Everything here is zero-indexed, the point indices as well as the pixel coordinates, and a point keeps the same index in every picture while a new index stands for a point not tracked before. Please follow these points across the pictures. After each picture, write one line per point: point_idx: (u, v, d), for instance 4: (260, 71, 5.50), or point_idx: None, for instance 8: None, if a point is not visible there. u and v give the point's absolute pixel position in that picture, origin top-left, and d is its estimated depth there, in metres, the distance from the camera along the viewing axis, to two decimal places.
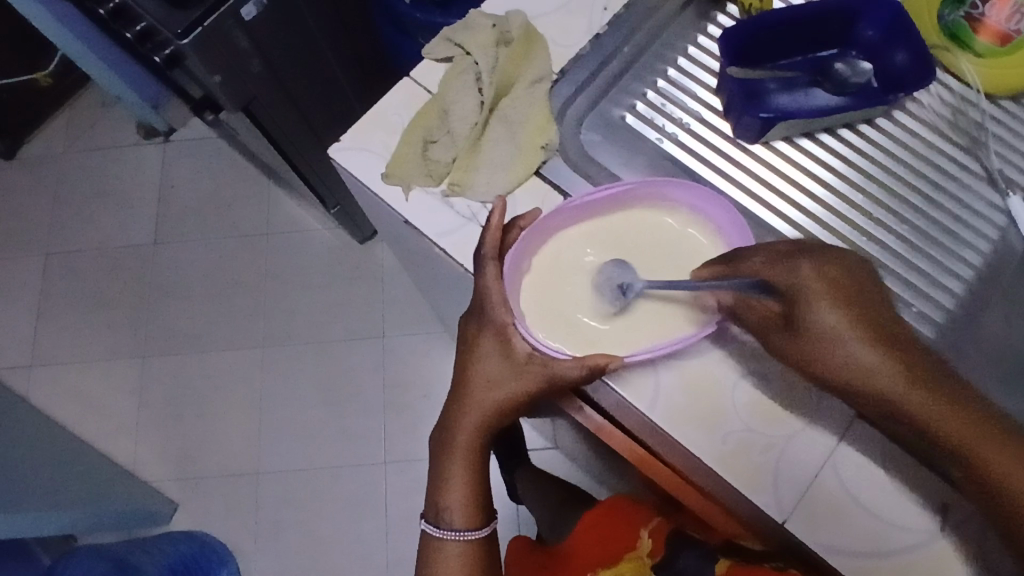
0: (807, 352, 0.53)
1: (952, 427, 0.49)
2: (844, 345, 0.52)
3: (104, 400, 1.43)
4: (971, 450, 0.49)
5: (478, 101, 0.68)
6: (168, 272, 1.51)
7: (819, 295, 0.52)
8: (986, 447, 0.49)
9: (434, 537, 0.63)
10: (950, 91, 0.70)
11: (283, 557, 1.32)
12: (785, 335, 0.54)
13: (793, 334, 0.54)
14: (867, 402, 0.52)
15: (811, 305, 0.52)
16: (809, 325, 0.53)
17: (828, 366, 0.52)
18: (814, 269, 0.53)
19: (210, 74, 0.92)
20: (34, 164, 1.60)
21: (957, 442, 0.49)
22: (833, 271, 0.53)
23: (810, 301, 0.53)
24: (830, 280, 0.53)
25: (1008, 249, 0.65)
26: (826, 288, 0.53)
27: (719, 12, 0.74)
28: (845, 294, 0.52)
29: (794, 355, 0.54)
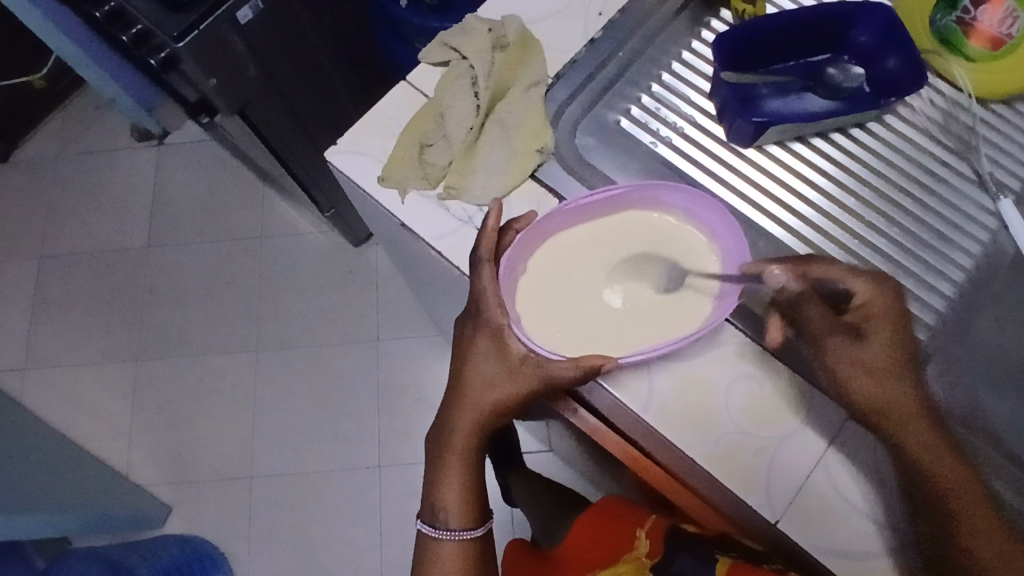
0: (860, 359, 0.56)
1: (950, 472, 0.54)
2: (894, 367, 0.56)
3: (97, 403, 1.43)
4: (958, 498, 0.54)
5: (473, 105, 0.68)
6: (162, 275, 1.51)
7: (893, 320, 0.57)
8: (971, 499, 0.54)
9: (430, 536, 0.63)
10: (940, 96, 0.71)
11: (276, 560, 1.32)
12: (840, 340, 0.57)
13: (853, 342, 0.57)
14: (893, 422, 0.55)
15: (883, 325, 0.57)
16: (870, 338, 0.57)
17: (873, 377, 0.56)
18: (888, 298, 0.58)
19: (206, 77, 0.93)
20: (27, 167, 1.60)
21: (950, 486, 0.54)
22: (897, 308, 0.58)
23: (883, 321, 0.57)
24: (894, 314, 0.57)
25: (999, 251, 0.66)
26: (891, 318, 0.57)
27: (713, 16, 0.74)
28: (898, 331, 0.57)
29: (843, 359, 0.56)
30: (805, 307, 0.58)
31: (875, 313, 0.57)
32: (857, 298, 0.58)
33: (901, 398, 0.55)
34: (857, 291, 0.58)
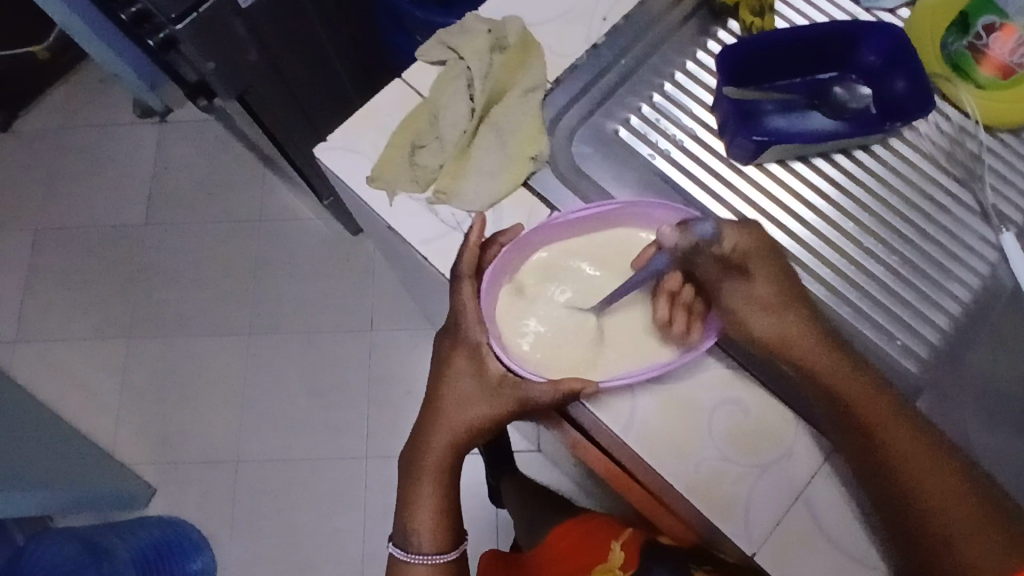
0: (760, 295, 0.57)
1: (869, 402, 0.54)
2: (789, 297, 0.57)
3: (87, 379, 1.42)
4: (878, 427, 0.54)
5: (468, 108, 0.67)
6: (157, 254, 1.50)
7: (768, 252, 0.57)
8: (891, 427, 0.54)
9: (401, 560, 0.61)
10: (948, 121, 0.68)
11: (259, 546, 1.32)
12: (735, 282, 0.57)
13: (744, 283, 0.57)
14: (801, 359, 0.56)
15: (763, 258, 0.57)
16: (758, 277, 0.57)
17: (771, 314, 0.57)
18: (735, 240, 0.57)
19: (205, 59, 0.91)
20: (28, 138, 1.58)
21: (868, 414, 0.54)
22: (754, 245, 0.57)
23: (760, 252, 0.57)
24: (756, 252, 0.57)
25: (997, 284, 0.64)
26: (754, 256, 0.57)
27: (720, 27, 0.72)
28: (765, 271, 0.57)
29: (744, 300, 0.57)
30: (695, 259, 0.57)
31: (751, 251, 0.57)
32: (728, 242, 0.57)
33: (802, 330, 0.56)
34: (727, 236, 0.57)
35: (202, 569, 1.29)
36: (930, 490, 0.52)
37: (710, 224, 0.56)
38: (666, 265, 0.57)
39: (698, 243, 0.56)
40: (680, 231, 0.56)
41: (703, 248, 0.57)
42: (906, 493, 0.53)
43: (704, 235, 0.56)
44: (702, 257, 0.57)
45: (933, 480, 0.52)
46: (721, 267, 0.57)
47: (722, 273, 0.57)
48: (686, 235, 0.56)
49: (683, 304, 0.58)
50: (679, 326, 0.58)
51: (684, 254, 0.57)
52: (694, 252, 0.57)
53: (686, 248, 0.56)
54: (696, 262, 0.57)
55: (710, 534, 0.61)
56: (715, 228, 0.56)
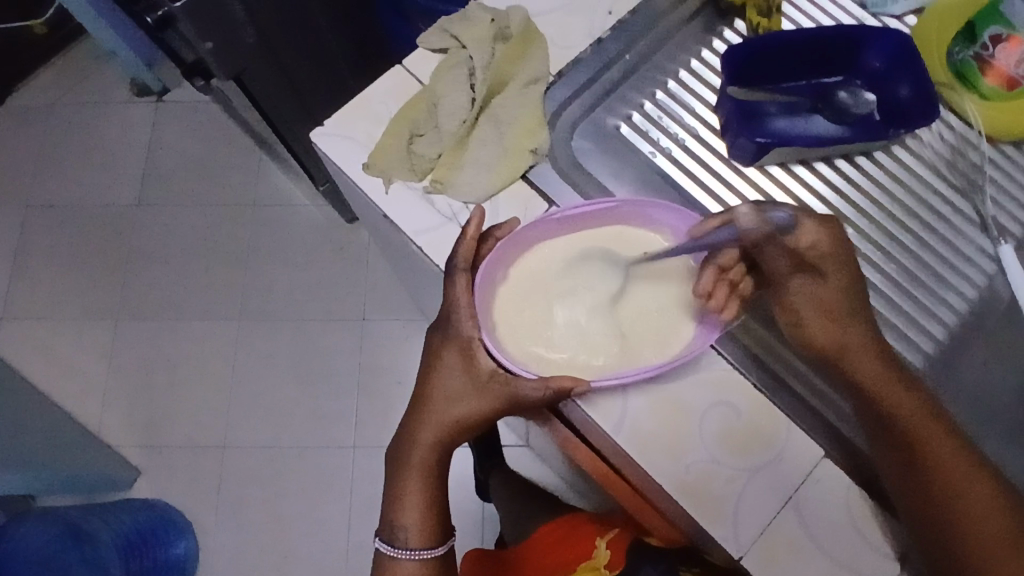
0: (821, 301, 0.57)
1: (913, 411, 0.55)
2: (851, 308, 0.57)
3: (74, 360, 1.41)
4: (918, 436, 0.54)
5: (468, 98, 0.66)
6: (149, 236, 1.48)
7: (841, 251, 0.57)
8: (933, 437, 0.54)
9: (387, 556, 0.60)
10: (952, 131, 0.68)
11: (243, 533, 1.31)
12: (803, 279, 0.58)
13: (817, 281, 0.57)
14: (852, 363, 0.56)
15: (835, 258, 0.57)
16: (830, 274, 0.57)
17: (828, 317, 0.57)
18: (809, 236, 0.57)
19: (201, 40, 0.90)
20: (20, 114, 1.56)
21: (912, 423, 0.54)
22: (832, 244, 0.57)
23: (833, 253, 0.57)
24: (829, 253, 0.57)
25: (994, 296, 0.64)
26: (828, 255, 0.57)
27: (726, 26, 0.72)
28: (840, 271, 0.57)
29: (809, 299, 0.57)
30: (763, 248, 0.58)
31: (825, 249, 0.57)
32: (805, 237, 0.57)
33: (859, 339, 0.56)
34: (806, 227, 0.57)
35: (184, 554, 1.28)
36: (964, 499, 0.52)
37: (786, 212, 0.57)
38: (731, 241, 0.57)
39: (770, 232, 0.57)
40: (758, 215, 0.57)
41: (778, 237, 0.57)
42: (944, 501, 0.52)
43: (780, 221, 0.57)
44: (771, 246, 0.57)
45: (976, 491, 0.52)
46: (792, 262, 0.58)
47: (792, 271, 0.58)
48: (763, 216, 0.57)
49: (729, 280, 0.57)
50: (717, 300, 0.57)
51: (754, 241, 0.57)
52: (766, 240, 0.57)
53: (758, 237, 0.57)
54: (764, 252, 0.58)
55: (697, 534, 0.60)
56: (794, 218, 0.57)
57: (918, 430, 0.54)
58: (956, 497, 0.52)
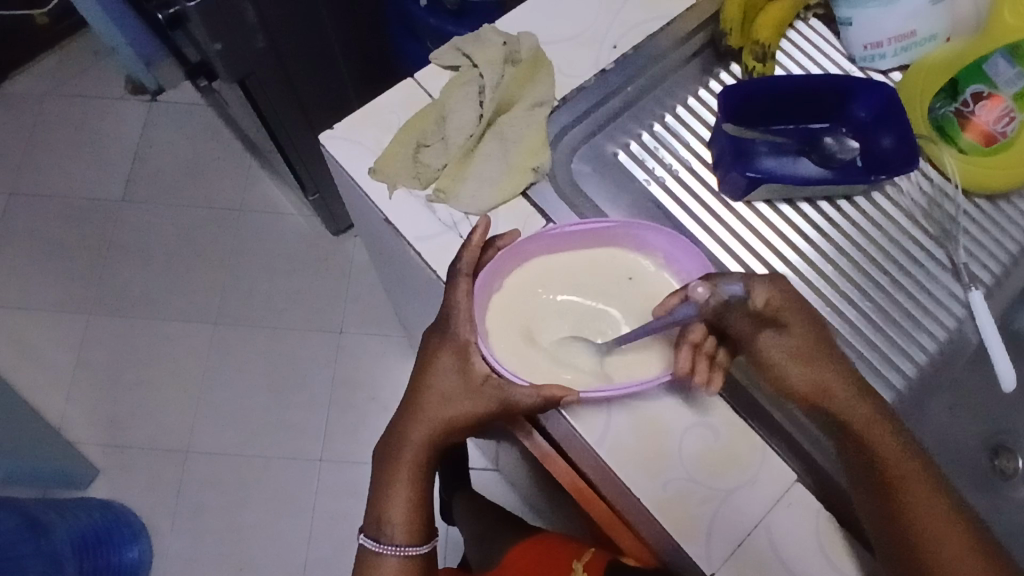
0: (792, 347, 0.58)
1: (892, 456, 0.56)
2: (823, 348, 0.59)
3: (41, 351, 1.39)
4: (895, 477, 0.55)
5: (476, 114, 0.68)
6: (131, 232, 1.48)
7: (795, 300, 0.59)
8: (908, 480, 0.55)
9: (372, 552, 0.60)
10: (930, 182, 0.72)
11: (200, 539, 1.28)
12: (770, 334, 0.58)
13: (778, 334, 0.58)
14: (838, 408, 0.57)
15: (794, 308, 0.59)
16: (793, 327, 0.58)
17: (807, 365, 0.58)
18: (765, 297, 0.58)
19: (212, 41, 0.92)
20: (11, 101, 1.56)
21: (891, 466, 0.56)
22: (787, 303, 0.58)
23: (790, 301, 0.59)
24: (790, 308, 0.59)
25: (962, 338, 0.68)
26: (788, 313, 0.58)
27: (722, 69, 0.76)
28: (801, 327, 0.58)
29: (782, 353, 0.58)
30: (727, 315, 0.58)
31: (783, 305, 0.58)
32: (760, 297, 0.58)
33: (837, 377, 0.58)
34: (758, 292, 0.58)
35: (138, 559, 1.26)
36: (939, 543, 0.53)
37: (738, 283, 0.58)
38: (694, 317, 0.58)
39: (727, 302, 0.58)
40: (711, 287, 0.57)
41: (734, 306, 0.58)
42: (921, 543, 0.53)
43: (733, 293, 0.58)
44: (731, 311, 0.58)
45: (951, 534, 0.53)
46: (754, 322, 0.59)
47: (756, 328, 0.59)
48: (716, 293, 0.57)
49: (706, 354, 0.58)
50: (701, 377, 0.58)
51: (716, 311, 0.58)
52: (726, 309, 0.58)
53: (715, 306, 0.58)
54: (728, 320, 0.59)
55: (670, 551, 0.62)
56: (745, 286, 0.58)
57: (898, 471, 0.55)
58: (932, 539, 0.53)
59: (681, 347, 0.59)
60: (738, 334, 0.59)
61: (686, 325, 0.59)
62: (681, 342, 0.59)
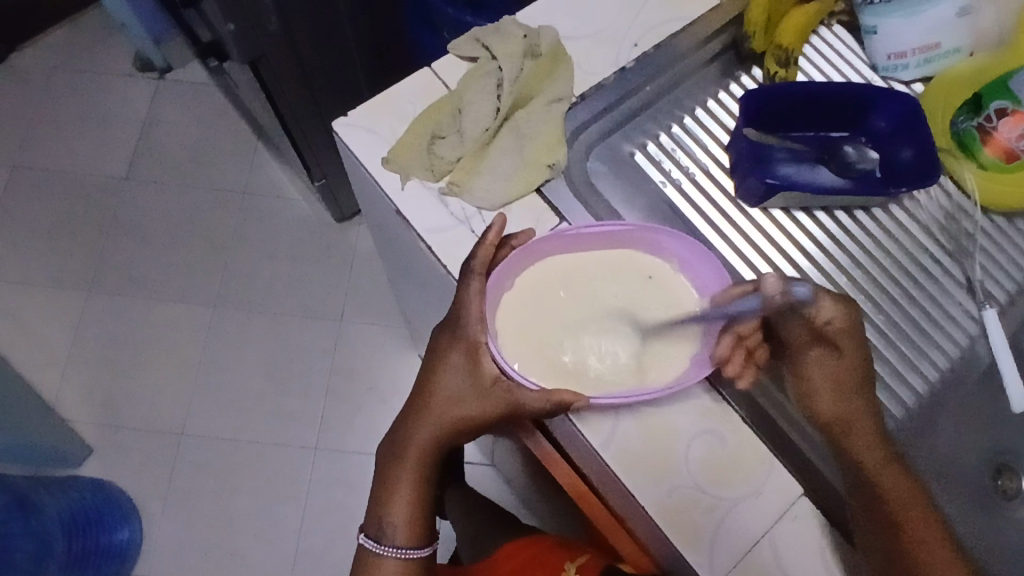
0: (840, 371, 0.58)
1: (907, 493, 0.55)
2: (862, 381, 0.58)
3: (38, 327, 1.37)
4: (905, 516, 0.54)
5: (493, 107, 0.67)
6: (132, 211, 1.46)
7: (857, 329, 0.58)
8: (922, 519, 0.54)
9: (372, 553, 0.59)
10: (948, 198, 0.71)
11: (191, 523, 1.28)
12: (818, 352, 0.59)
13: (831, 356, 0.58)
14: (864, 437, 0.57)
15: (853, 334, 0.58)
16: (847, 350, 0.58)
17: (842, 390, 0.58)
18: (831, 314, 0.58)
19: (225, 21, 0.91)
20: (17, 73, 1.54)
21: (902, 506, 0.55)
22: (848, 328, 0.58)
23: (851, 328, 0.58)
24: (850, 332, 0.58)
25: (974, 358, 0.67)
26: (845, 337, 0.58)
27: (743, 72, 0.75)
28: (857, 353, 0.58)
29: (823, 373, 0.58)
30: (787, 318, 0.59)
31: (843, 327, 0.58)
32: (824, 313, 0.58)
33: (865, 413, 0.58)
34: (825, 307, 0.58)
35: (128, 540, 1.25)
36: None
37: (809, 289, 0.57)
38: (755, 310, 0.58)
39: (792, 304, 0.58)
40: (783, 285, 0.57)
41: (796, 312, 0.58)
42: None
43: (800, 298, 0.57)
44: (793, 317, 0.59)
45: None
46: (812, 334, 0.59)
47: (810, 341, 0.59)
48: (787, 292, 0.57)
49: (746, 347, 0.59)
50: (733, 366, 0.58)
51: (775, 309, 0.58)
52: (788, 312, 0.59)
53: (780, 305, 0.58)
54: (786, 321, 0.59)
55: (671, 559, 0.61)
56: (815, 296, 0.57)
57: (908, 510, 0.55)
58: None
59: (722, 335, 0.58)
60: (791, 341, 0.60)
61: (738, 317, 0.59)
62: (725, 331, 0.59)
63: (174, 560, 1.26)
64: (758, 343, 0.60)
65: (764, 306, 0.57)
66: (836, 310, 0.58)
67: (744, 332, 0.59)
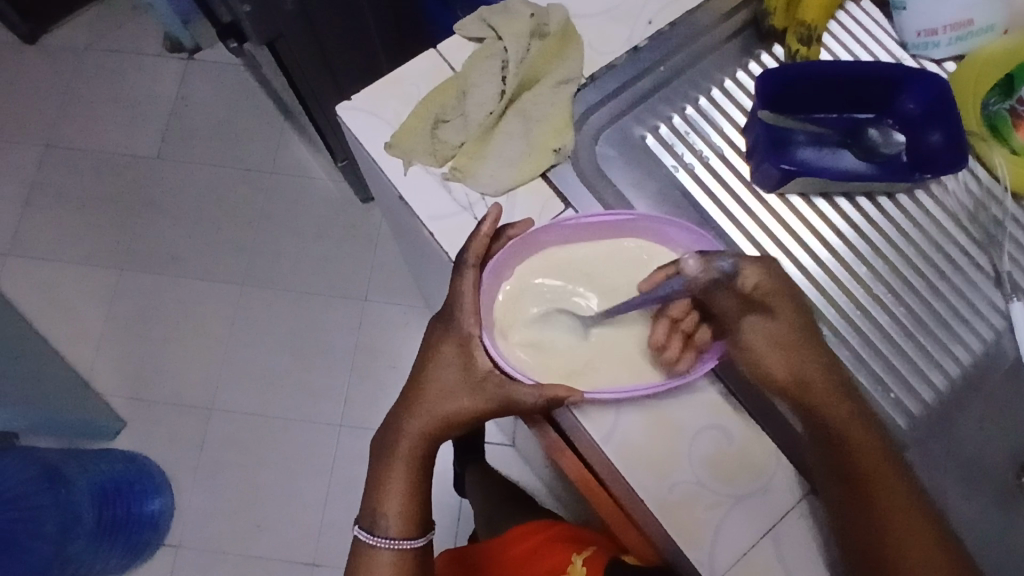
0: (776, 332, 0.56)
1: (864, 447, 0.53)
2: (808, 340, 0.56)
3: (73, 303, 1.41)
4: (873, 477, 0.53)
5: (498, 90, 0.66)
6: (162, 190, 1.48)
7: (785, 287, 0.56)
8: (882, 474, 0.53)
9: (367, 544, 0.60)
10: (977, 182, 0.68)
11: (219, 496, 1.31)
12: (754, 319, 0.56)
13: (768, 320, 0.56)
14: (815, 398, 0.55)
15: (782, 295, 0.56)
16: (781, 313, 0.56)
17: (787, 351, 0.56)
18: (752, 282, 0.55)
19: (241, 2, 0.89)
20: (52, 54, 1.57)
21: (867, 460, 0.53)
22: (777, 293, 0.56)
23: (780, 289, 0.56)
24: (780, 297, 0.56)
25: (999, 354, 0.64)
26: (774, 303, 0.56)
27: (764, 50, 0.71)
28: (792, 315, 0.56)
29: (761, 337, 0.56)
30: (714, 294, 0.56)
31: (771, 290, 0.56)
32: (749, 280, 0.55)
33: (818, 374, 0.55)
34: (748, 274, 0.55)
35: (159, 511, 1.29)
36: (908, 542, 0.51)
37: (730, 259, 0.55)
38: (680, 291, 0.56)
39: (716, 278, 0.55)
40: (704, 263, 0.55)
41: (721, 283, 0.56)
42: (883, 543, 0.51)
43: (723, 269, 0.55)
44: (718, 291, 0.56)
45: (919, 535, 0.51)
46: (741, 302, 0.56)
47: (741, 310, 0.57)
48: (708, 267, 0.55)
49: (683, 331, 0.57)
50: (672, 352, 0.57)
51: (702, 287, 0.56)
52: (714, 286, 0.56)
53: (706, 282, 0.55)
54: (713, 296, 0.57)
55: (674, 555, 0.60)
56: (734, 264, 0.55)
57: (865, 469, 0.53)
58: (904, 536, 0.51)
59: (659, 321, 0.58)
60: (723, 312, 0.57)
61: (669, 300, 0.57)
62: (660, 316, 0.58)
63: (203, 532, 1.29)
64: (695, 323, 0.58)
65: (688, 286, 0.55)
66: (759, 278, 0.55)
67: (677, 314, 0.58)
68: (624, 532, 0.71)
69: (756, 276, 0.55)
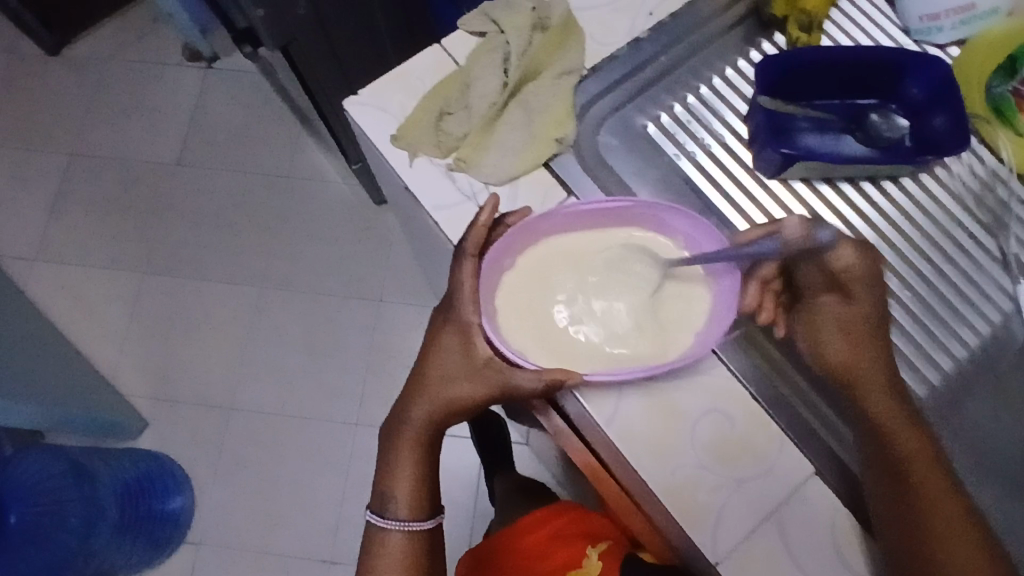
0: (848, 316, 0.58)
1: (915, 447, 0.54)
2: (875, 330, 0.57)
3: (97, 306, 1.44)
4: (918, 476, 0.53)
5: (500, 82, 0.67)
6: (182, 194, 1.52)
7: (874, 276, 0.57)
8: (932, 476, 0.53)
9: (377, 527, 0.61)
10: (982, 165, 0.68)
11: (239, 493, 1.33)
12: (831, 299, 0.59)
13: (844, 301, 0.58)
14: (871, 391, 0.56)
15: (869, 283, 0.57)
16: (858, 297, 0.57)
17: (853, 341, 0.57)
18: (844, 261, 0.57)
19: (255, 6, 0.91)
20: (77, 65, 1.61)
21: (913, 458, 0.54)
22: (858, 278, 0.57)
23: (865, 277, 0.57)
24: (863, 280, 0.57)
25: (1008, 336, 0.64)
26: (856, 287, 0.57)
27: (765, 39, 0.72)
28: (868, 301, 0.57)
29: (833, 317, 0.58)
30: (804, 263, 0.59)
31: (858, 273, 0.57)
32: (840, 258, 0.57)
33: (878, 365, 0.56)
34: (842, 251, 0.57)
35: (182, 509, 1.31)
36: (943, 542, 0.51)
37: (829, 233, 0.57)
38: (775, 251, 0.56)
39: (811, 247, 0.57)
40: (805, 228, 0.57)
41: (814, 257, 0.58)
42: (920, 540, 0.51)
43: (822, 240, 0.57)
44: (808, 259, 0.59)
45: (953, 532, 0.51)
46: (825, 280, 0.59)
47: (823, 287, 0.59)
48: (808, 234, 0.57)
49: (772, 291, 0.61)
50: (766, 312, 0.60)
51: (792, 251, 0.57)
52: (806, 254, 0.58)
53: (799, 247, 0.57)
54: (803, 266, 0.60)
55: (679, 539, 0.60)
56: (832, 240, 0.57)
57: (915, 469, 0.53)
58: (939, 530, 0.52)
59: (749, 281, 0.61)
60: (806, 288, 0.60)
61: (759, 263, 0.60)
62: (749, 279, 0.61)
63: (223, 529, 1.31)
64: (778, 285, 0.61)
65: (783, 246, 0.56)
66: (851, 258, 0.57)
67: (765, 275, 0.61)
68: (631, 519, 0.70)
69: (846, 256, 0.57)
